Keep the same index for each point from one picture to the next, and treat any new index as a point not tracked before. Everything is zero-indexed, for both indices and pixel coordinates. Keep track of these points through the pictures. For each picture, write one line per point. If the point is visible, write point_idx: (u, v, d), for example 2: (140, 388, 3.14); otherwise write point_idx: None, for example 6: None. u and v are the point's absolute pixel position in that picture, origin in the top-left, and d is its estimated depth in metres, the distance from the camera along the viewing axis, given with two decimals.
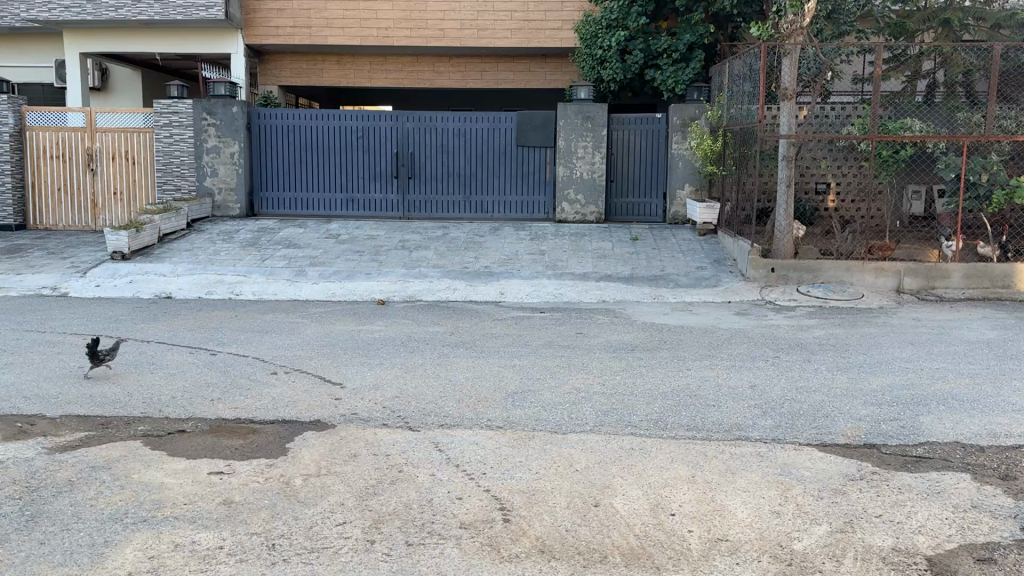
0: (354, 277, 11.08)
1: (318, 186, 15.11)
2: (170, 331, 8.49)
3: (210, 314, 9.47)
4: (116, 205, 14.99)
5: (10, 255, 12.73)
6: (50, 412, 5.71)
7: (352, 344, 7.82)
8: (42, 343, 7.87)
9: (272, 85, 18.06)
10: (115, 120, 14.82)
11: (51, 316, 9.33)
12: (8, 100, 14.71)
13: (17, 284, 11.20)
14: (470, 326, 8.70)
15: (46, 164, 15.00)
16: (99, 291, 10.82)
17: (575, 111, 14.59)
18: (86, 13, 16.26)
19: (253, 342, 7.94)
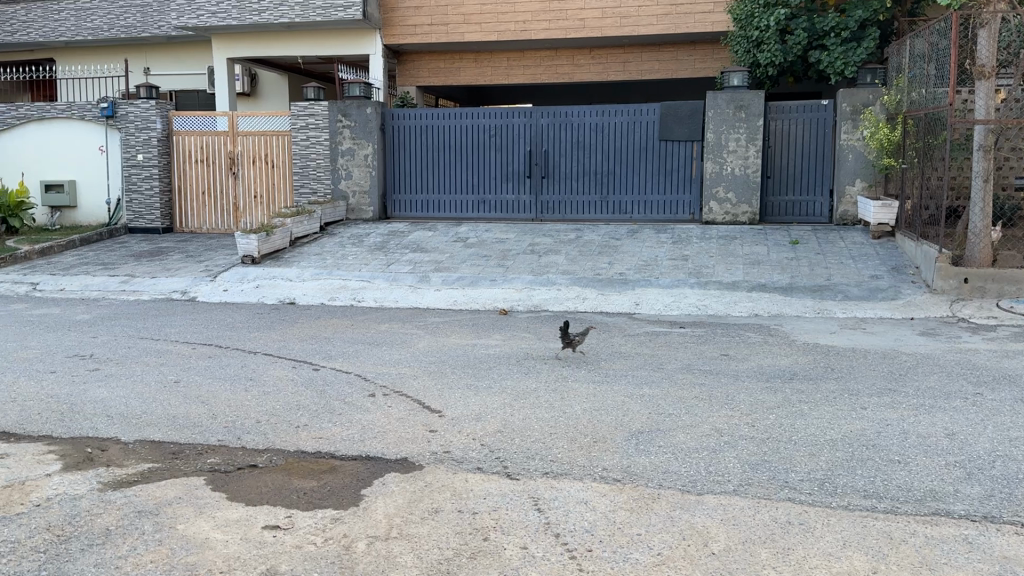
0: (478, 284, 10.38)
1: (450, 187, 14.59)
2: (279, 341, 8.02)
3: (324, 322, 8.97)
4: (254, 209, 15.06)
5: (151, 259, 12.91)
6: (124, 435, 5.25)
7: (462, 362, 7.03)
8: (149, 353, 7.60)
9: (410, 85, 17.73)
10: (256, 124, 14.86)
11: (170, 323, 9.14)
12: (157, 106, 15.05)
13: (150, 288, 11.21)
14: (596, 343, 7.71)
15: (192, 169, 15.29)
16: (225, 295, 10.61)
17: (726, 100, 13.27)
18: (232, 18, 16.68)
19: (358, 356, 7.31)
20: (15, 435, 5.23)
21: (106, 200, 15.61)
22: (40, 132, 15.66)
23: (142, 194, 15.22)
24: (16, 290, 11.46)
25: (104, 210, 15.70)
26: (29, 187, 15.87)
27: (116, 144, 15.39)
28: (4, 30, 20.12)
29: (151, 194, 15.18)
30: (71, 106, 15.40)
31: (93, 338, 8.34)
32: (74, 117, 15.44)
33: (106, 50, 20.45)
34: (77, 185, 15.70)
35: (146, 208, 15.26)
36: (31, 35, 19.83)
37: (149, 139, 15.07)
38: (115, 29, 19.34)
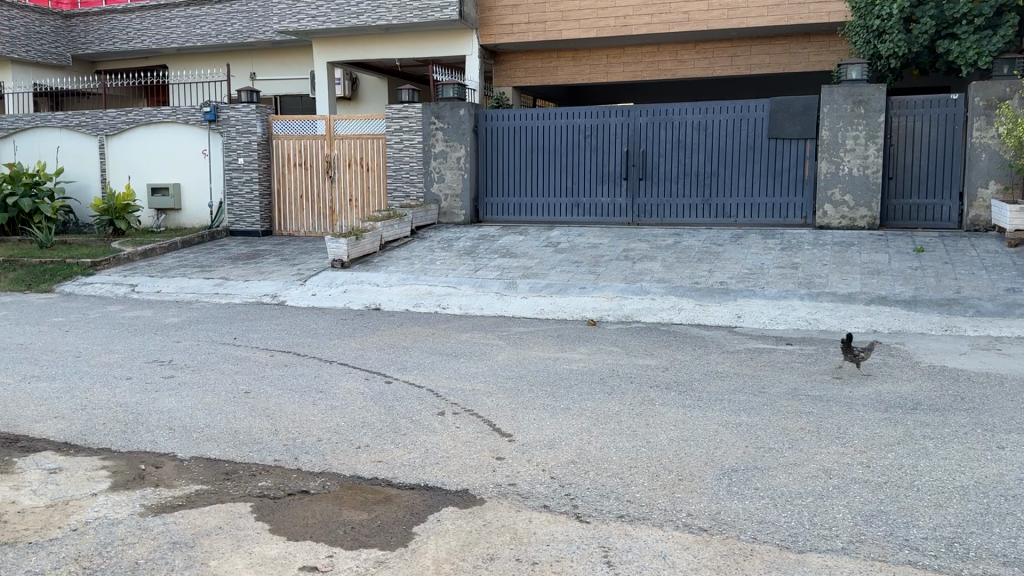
0: (567, 291, 9.96)
1: (544, 190, 14.17)
2: (356, 348, 7.76)
3: (404, 330, 8.67)
4: (349, 212, 15.02)
5: (246, 261, 13.02)
6: (181, 452, 5.03)
7: (542, 379, 6.55)
8: (225, 359, 7.48)
9: (506, 87, 17.50)
10: (352, 127, 14.86)
11: (252, 327, 9.06)
12: (257, 110, 15.27)
13: (242, 291, 11.19)
14: (689, 361, 7.08)
15: (290, 173, 15.41)
16: (314, 300, 10.39)
17: (843, 94, 12.32)
18: (331, 22, 16.86)
19: (434, 369, 6.95)
20: (75, 446, 5.10)
21: (208, 203, 15.94)
22: (148, 137, 16.17)
23: (243, 197, 15.45)
24: (117, 291, 11.81)
25: (206, 213, 16.03)
26: (137, 190, 16.41)
27: (218, 147, 15.69)
28: (121, 37, 21.30)
29: (251, 197, 15.37)
30: (178, 110, 15.85)
31: (176, 342, 8.32)
32: (180, 122, 15.87)
33: (216, 57, 21.48)
34: (182, 188, 16.11)
35: (246, 211, 15.46)
36: (144, 42, 21.07)
37: (250, 143, 15.27)
38: (223, 35, 20.32)
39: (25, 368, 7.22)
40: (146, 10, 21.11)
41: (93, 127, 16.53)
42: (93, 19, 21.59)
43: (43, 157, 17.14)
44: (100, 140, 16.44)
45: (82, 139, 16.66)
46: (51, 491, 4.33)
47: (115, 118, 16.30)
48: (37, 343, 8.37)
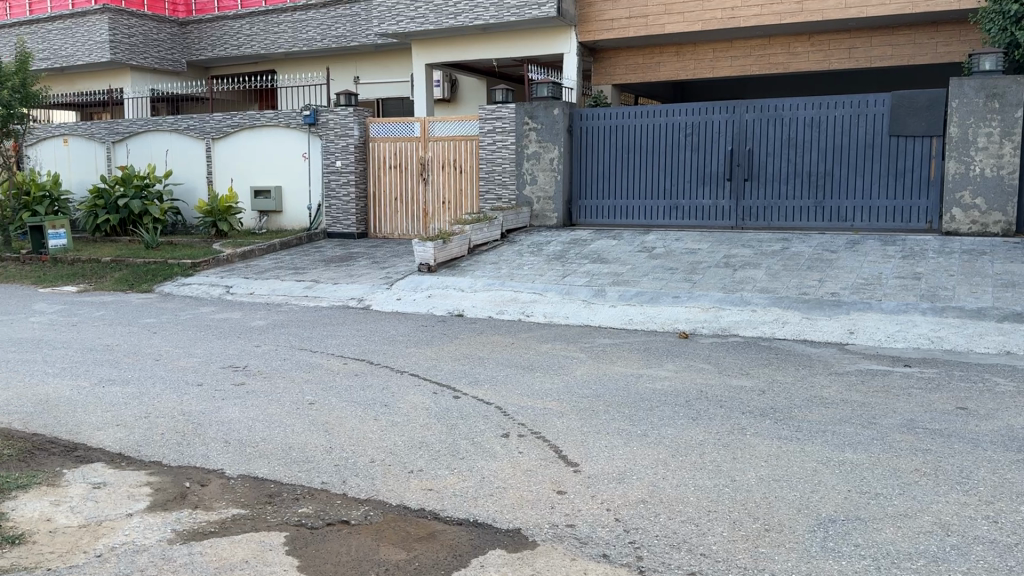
0: (659, 300, 9.40)
1: (642, 192, 13.55)
2: (431, 358, 7.45)
3: (484, 340, 8.31)
4: (442, 214, 14.85)
5: (337, 263, 13.00)
6: (231, 468, 4.79)
7: (622, 399, 6.03)
8: (298, 366, 7.32)
9: (607, 84, 17.02)
10: (447, 128, 14.70)
11: (332, 331, 8.92)
12: (355, 113, 15.28)
13: (331, 294, 11.08)
14: (789, 383, 6.40)
15: (385, 175, 15.37)
16: (398, 305, 10.20)
17: (975, 87, 11.21)
18: (429, 23, 16.81)
19: (508, 384, 6.53)
20: (127, 459, 4.97)
21: (307, 205, 16.07)
22: (252, 140, 16.48)
23: (340, 200, 15.50)
24: (212, 292, 11.94)
25: (305, 215, 16.17)
26: (241, 192, 16.75)
27: (317, 150, 15.81)
28: (232, 43, 22.06)
29: (348, 200, 15.40)
30: (280, 114, 16.09)
31: (255, 346, 8.22)
32: (281, 125, 16.10)
33: (321, 61, 21.87)
34: (283, 190, 16.32)
35: (343, 214, 15.51)
36: (254, 47, 21.69)
37: (347, 146, 15.30)
38: (327, 39, 20.65)
39: (105, 371, 7.26)
40: (254, 16, 21.71)
41: (200, 131, 17.03)
42: (206, 26, 22.43)
43: (155, 160, 17.81)
44: (207, 144, 16.90)
45: (191, 142, 17.19)
46: (88, 508, 4.15)
47: (221, 122, 16.73)
48: (124, 345, 8.46)
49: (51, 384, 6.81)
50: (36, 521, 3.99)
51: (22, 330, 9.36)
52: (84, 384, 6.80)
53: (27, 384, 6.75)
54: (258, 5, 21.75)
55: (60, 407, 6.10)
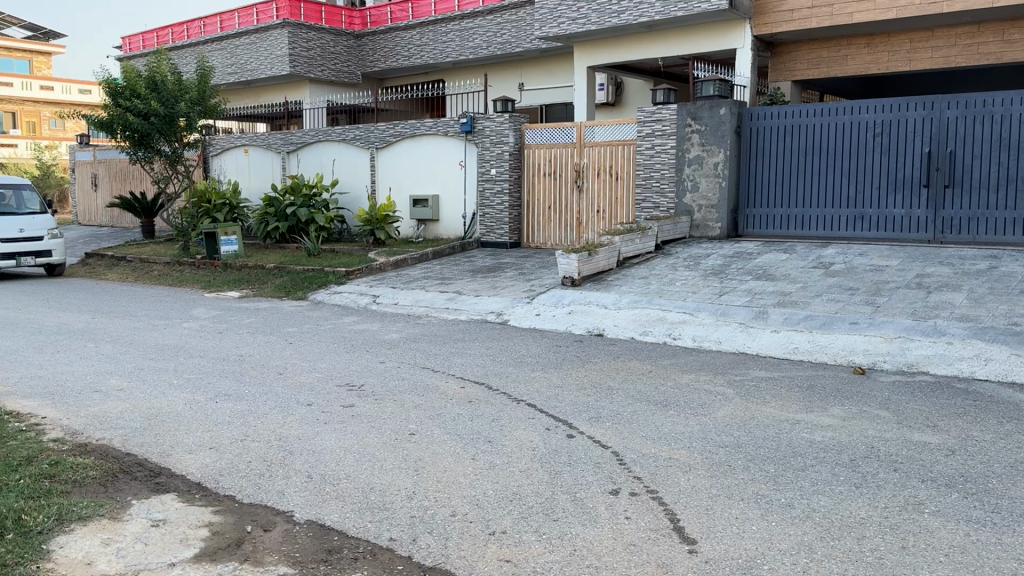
0: (831, 327, 8.16)
1: (819, 200, 12.19)
2: (556, 387, 6.72)
3: (619, 367, 7.47)
4: (597, 223, 14.36)
5: (484, 275, 12.59)
6: (300, 511, 4.28)
7: (767, 453, 5.03)
8: (413, 387, 6.83)
9: (785, 80, 15.59)
10: (604, 133, 14.16)
11: (461, 348, 8.43)
12: (511, 119, 14.97)
13: (471, 307, 10.66)
14: (987, 442, 5.11)
15: (540, 182, 15.10)
16: (535, 320, 9.75)
17: None
18: (591, 23, 16.23)
19: (635, 424, 5.67)
20: (202, 491, 4.61)
21: (463, 214, 15.87)
22: (412, 148, 16.48)
23: (494, 208, 15.29)
24: (359, 301, 11.63)
25: (460, 224, 16.00)
26: (400, 202, 16.83)
27: (474, 157, 15.54)
28: (403, 54, 22.49)
29: (501, 209, 15.20)
30: (438, 123, 15.98)
31: (378, 362, 7.85)
32: (440, 133, 15.99)
33: (488, 69, 21.79)
34: (440, 199, 16.21)
35: (496, 222, 15.30)
36: (423, 58, 21.98)
37: (502, 153, 15.04)
38: (493, 46, 20.44)
39: (223, 385, 7.11)
40: (424, 26, 21.96)
41: (365, 140, 17.26)
42: (380, 38, 23.06)
43: (323, 170, 18.31)
44: (371, 153, 17.10)
45: (355, 151, 17.50)
46: (134, 553, 3.78)
47: (385, 131, 16.84)
48: (254, 355, 8.37)
49: (168, 398, 6.71)
50: (75, 565, 3.64)
51: (169, 338, 9.55)
52: (198, 399, 6.64)
53: (147, 398, 6.71)
54: (428, 15, 21.94)
55: (165, 424, 5.94)
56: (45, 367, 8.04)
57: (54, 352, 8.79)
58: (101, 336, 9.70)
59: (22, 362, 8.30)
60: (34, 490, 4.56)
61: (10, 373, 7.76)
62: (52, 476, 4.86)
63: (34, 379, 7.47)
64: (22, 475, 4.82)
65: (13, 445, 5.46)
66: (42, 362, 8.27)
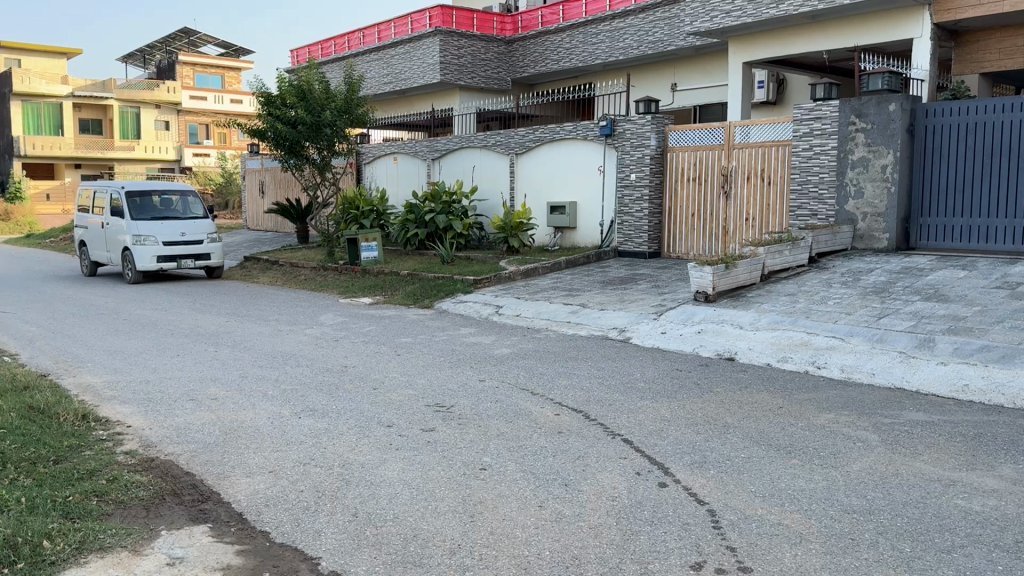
0: (1012, 360, 6.81)
1: (1009, 209, 10.59)
2: (663, 421, 5.91)
3: (743, 398, 6.53)
4: (745, 232, 13.27)
5: (616, 290, 11.84)
6: (329, 559, 3.77)
7: (906, 526, 4.01)
8: (506, 411, 6.23)
9: (972, 73, 13.79)
10: (756, 134, 13.04)
11: (572, 368, 7.75)
12: (653, 120, 14.33)
13: (594, 322, 10.09)
14: None
15: (683, 188, 14.24)
16: (659, 339, 8.99)
17: None
18: (746, 15, 15.09)
19: (747, 475, 4.76)
20: (240, 523, 4.22)
21: (600, 222, 15.47)
22: (551, 153, 16.24)
23: (633, 215, 14.71)
24: (482, 311, 11.27)
25: (597, 232, 15.59)
26: (538, 208, 16.66)
27: (613, 162, 15.07)
28: (552, 58, 22.07)
29: (641, 216, 14.57)
30: (578, 127, 15.61)
31: (478, 379, 7.32)
32: (579, 138, 15.63)
33: (640, 70, 20.93)
34: (578, 206, 15.90)
35: (635, 231, 14.74)
36: (573, 61, 21.47)
37: (643, 157, 14.42)
38: (644, 45, 19.57)
39: (313, 398, 6.81)
40: (575, 28, 21.44)
41: (506, 146, 17.11)
42: (530, 42, 22.77)
43: (464, 177, 18.29)
44: (511, 158, 16.97)
45: (496, 157, 17.42)
46: None
47: (525, 137, 16.72)
48: (357, 366, 8.08)
49: (255, 411, 6.48)
50: None
51: (284, 342, 9.51)
52: (282, 412, 6.36)
53: (237, 409, 6.53)
54: (578, 16, 21.41)
55: (239, 440, 5.67)
56: (158, 371, 8.13)
57: (173, 356, 8.94)
58: (224, 341, 9.81)
59: (140, 365, 8.46)
60: (75, 511, 4.34)
61: (124, 376, 7.90)
62: (102, 494, 4.64)
63: (140, 384, 7.54)
64: (73, 491, 4.63)
65: (84, 457, 5.35)
66: (157, 366, 8.39)
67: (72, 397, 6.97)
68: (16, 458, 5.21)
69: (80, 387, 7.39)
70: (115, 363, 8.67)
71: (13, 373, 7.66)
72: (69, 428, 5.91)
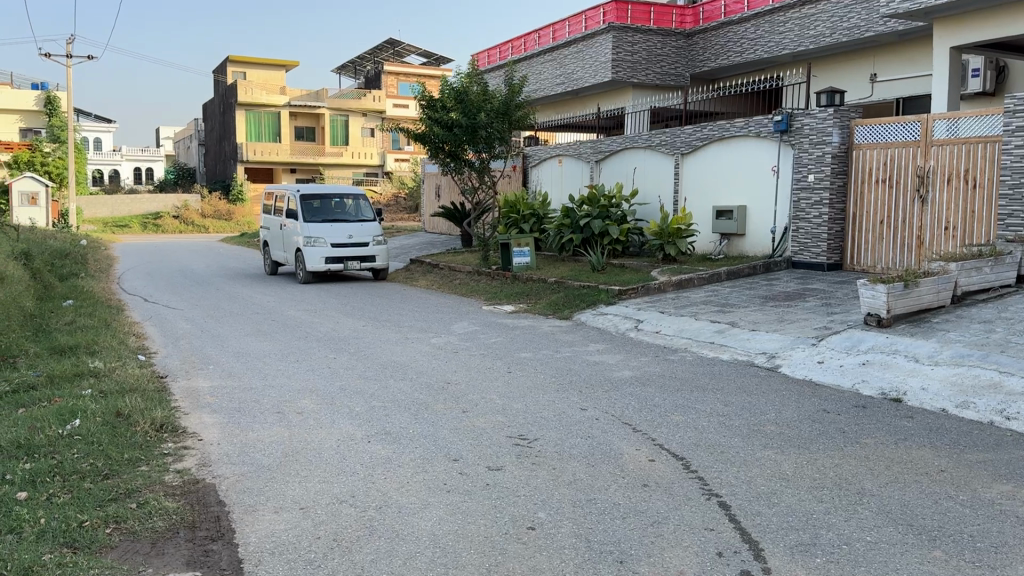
0: None
1: None
2: (778, 479, 4.81)
3: (893, 453, 5.24)
4: (942, 243, 11.39)
5: (776, 307, 10.51)
6: None
7: None
8: (595, 452, 5.37)
9: None
10: (959, 128, 11.15)
11: (693, 401, 6.72)
12: (836, 114, 12.69)
13: (740, 345, 8.88)
14: None
15: (870, 191, 12.52)
16: (813, 369, 7.64)
17: None
18: None
19: (864, 571, 3.61)
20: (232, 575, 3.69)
21: (771, 229, 14.04)
22: (720, 152, 15.04)
23: (809, 222, 13.16)
24: (620, 326, 10.61)
25: (768, 240, 14.16)
26: (704, 213, 15.50)
27: (788, 161, 13.58)
28: (735, 50, 20.56)
29: (818, 223, 12.99)
30: (751, 124, 14.24)
31: (579, 408, 6.50)
32: (751, 134, 14.26)
33: (833, 61, 18.98)
34: (747, 210, 14.57)
35: (812, 239, 13.16)
36: (757, 53, 19.88)
37: (823, 156, 12.83)
38: (838, 33, 17.69)
39: (395, 418, 6.29)
40: (760, 17, 19.86)
41: (671, 146, 16.15)
42: (712, 35, 21.39)
43: (624, 180, 17.59)
44: (676, 159, 15.97)
45: (663, 158, 16.39)
46: None
47: (692, 135, 15.59)
48: (460, 383, 7.50)
49: (329, 430, 6.03)
50: None
51: (404, 351, 9.16)
52: (354, 434, 5.84)
53: (314, 427, 6.11)
54: (765, 4, 19.80)
55: (294, 464, 5.21)
56: (267, 377, 7.99)
57: (290, 361, 8.82)
58: (348, 347, 9.61)
59: (255, 370, 8.39)
60: (80, 541, 4.02)
61: (232, 381, 7.83)
62: (119, 520, 4.30)
63: (242, 391, 7.40)
64: (93, 515, 4.33)
65: (135, 473, 5.10)
66: (268, 372, 8.27)
67: (170, 402, 6.92)
68: (69, 470, 5.04)
69: (184, 392, 7.35)
70: (235, 367, 8.67)
71: (131, 373, 7.79)
72: (140, 438, 5.74)
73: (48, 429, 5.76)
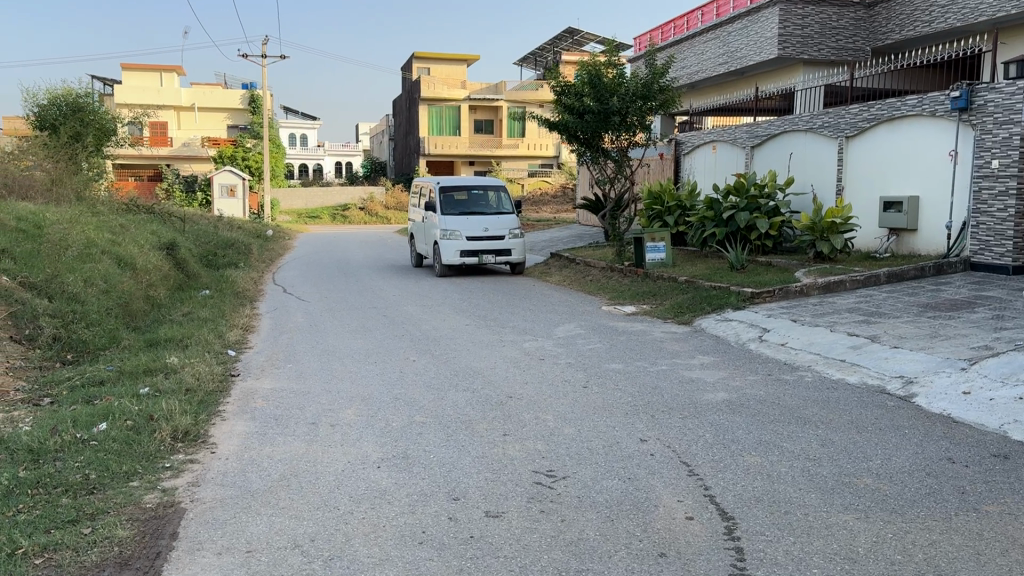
0: None
1: None
2: (842, 561, 3.64)
3: (1021, 533, 3.88)
4: None
5: (933, 319, 8.82)
6: None
7: None
8: (623, 502, 4.40)
9: None
10: None
11: (783, 437, 5.52)
12: None
13: (874, 366, 7.40)
14: None
15: None
16: (956, 402, 6.13)
17: None
18: None
19: None
20: None
21: (946, 225, 12.01)
22: (890, 135, 13.10)
23: (992, 216, 11.20)
24: (742, 335, 9.36)
25: (943, 237, 12.13)
26: (870, 205, 13.60)
27: (969, 144, 11.53)
28: (923, 19, 18.14)
29: (1003, 218, 11.04)
30: (925, 101, 12.28)
31: (637, 439, 5.53)
32: (925, 114, 12.29)
33: None
34: (920, 202, 12.58)
35: (995, 236, 11.23)
36: (948, 21, 17.38)
37: (1010, 138, 10.84)
38: None
39: (425, 439, 5.60)
40: None
41: (835, 129, 14.35)
42: (896, 3, 19.02)
43: (781, 168, 15.93)
44: (840, 143, 14.12)
45: (825, 143, 14.61)
46: None
47: (858, 116, 13.75)
48: (522, 398, 6.70)
49: (349, 449, 5.44)
50: None
51: (491, 357, 8.47)
52: (368, 457, 5.21)
53: (335, 445, 5.53)
54: None
55: (281, 491, 4.65)
56: (332, 380, 7.57)
57: (367, 362, 8.39)
58: (438, 349, 9.06)
59: (327, 371, 8.01)
60: None
61: (295, 383, 7.48)
62: (55, 550, 3.90)
63: (296, 395, 7.00)
64: (34, 540, 3.96)
65: (120, 490, 4.74)
66: (336, 373, 7.86)
67: (214, 407, 6.61)
68: (56, 482, 4.76)
69: (239, 395, 7.06)
70: (312, 365, 8.36)
71: (198, 370, 7.64)
72: (152, 448, 5.41)
73: (68, 432, 5.57)
